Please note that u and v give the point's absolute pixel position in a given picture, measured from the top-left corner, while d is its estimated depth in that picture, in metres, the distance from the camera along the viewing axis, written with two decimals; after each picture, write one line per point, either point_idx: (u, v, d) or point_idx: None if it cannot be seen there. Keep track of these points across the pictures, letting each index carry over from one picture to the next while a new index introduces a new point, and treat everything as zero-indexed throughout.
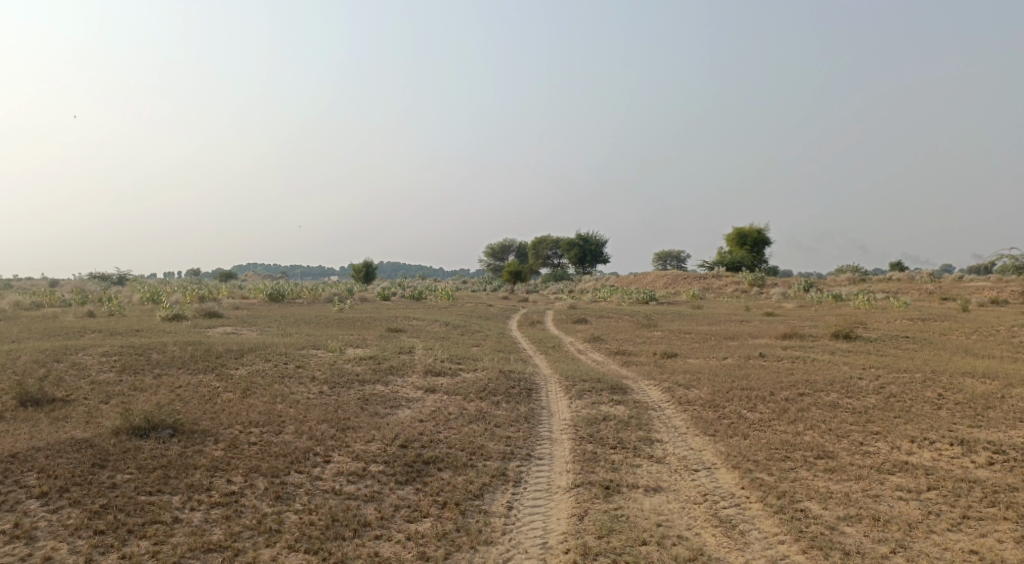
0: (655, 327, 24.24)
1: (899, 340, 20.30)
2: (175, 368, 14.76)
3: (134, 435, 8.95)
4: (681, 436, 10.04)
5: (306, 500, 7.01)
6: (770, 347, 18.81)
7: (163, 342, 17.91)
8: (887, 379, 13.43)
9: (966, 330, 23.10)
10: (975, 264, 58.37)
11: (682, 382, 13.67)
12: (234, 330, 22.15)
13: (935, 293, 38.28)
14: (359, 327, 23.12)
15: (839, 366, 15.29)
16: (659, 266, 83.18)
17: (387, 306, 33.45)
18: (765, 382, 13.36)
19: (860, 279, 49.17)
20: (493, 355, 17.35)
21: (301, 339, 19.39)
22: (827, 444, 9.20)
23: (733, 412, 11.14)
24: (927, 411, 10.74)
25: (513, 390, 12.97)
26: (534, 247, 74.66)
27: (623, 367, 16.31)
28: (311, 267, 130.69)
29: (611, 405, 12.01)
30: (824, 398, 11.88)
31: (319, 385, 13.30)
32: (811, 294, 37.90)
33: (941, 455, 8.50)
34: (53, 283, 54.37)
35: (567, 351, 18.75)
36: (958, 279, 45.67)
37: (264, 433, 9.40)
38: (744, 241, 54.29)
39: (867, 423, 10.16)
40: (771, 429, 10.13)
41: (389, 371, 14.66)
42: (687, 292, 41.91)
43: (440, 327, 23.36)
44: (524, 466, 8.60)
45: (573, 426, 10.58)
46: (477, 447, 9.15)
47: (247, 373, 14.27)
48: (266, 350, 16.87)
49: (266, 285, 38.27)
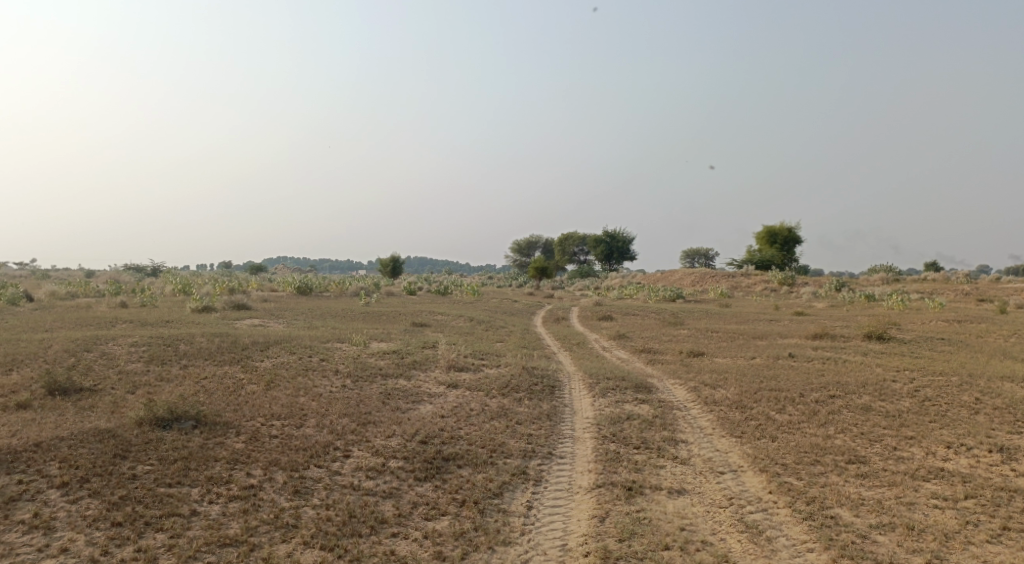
0: (682, 325, 23.91)
1: (934, 341, 19.72)
2: (202, 359, 14.92)
3: (157, 426, 9.01)
4: (706, 437, 9.81)
5: (324, 495, 6.96)
6: (800, 347, 18.39)
7: (191, 333, 18.15)
8: (922, 382, 13.01)
9: (1006, 333, 22.36)
10: (1014, 265, 56.69)
11: (709, 382, 13.40)
12: (261, 323, 22.38)
13: (973, 294, 37.22)
14: (384, 321, 23.18)
15: (872, 367, 14.88)
16: (687, 263, 82.29)
17: (413, 300, 33.56)
18: (794, 383, 13.04)
19: (895, 278, 48.05)
20: (516, 351, 17.24)
21: (326, 332, 19.49)
22: (858, 448, 8.90)
23: (761, 413, 10.87)
24: (964, 416, 10.35)
25: (536, 387, 12.85)
26: (561, 243, 74.33)
27: (649, 365, 16.09)
28: (339, 261, 131.94)
29: (636, 404, 11.82)
30: (856, 400, 11.54)
31: (342, 378, 13.31)
32: (842, 294, 37.12)
33: (979, 462, 8.16)
34: (89, 274, 55.64)
35: (591, 348, 18.55)
36: (997, 279, 44.36)
37: (285, 426, 9.40)
38: (774, 238, 53.39)
39: (901, 427, 9.82)
40: (800, 432, 9.85)
41: (412, 365, 14.63)
42: (715, 290, 41.35)
43: (465, 322, 23.32)
44: (545, 465, 8.47)
45: (596, 425, 10.41)
46: (498, 444, 9.03)
47: (271, 365, 14.36)
48: (291, 343, 16.98)
49: (294, 278, 38.66)
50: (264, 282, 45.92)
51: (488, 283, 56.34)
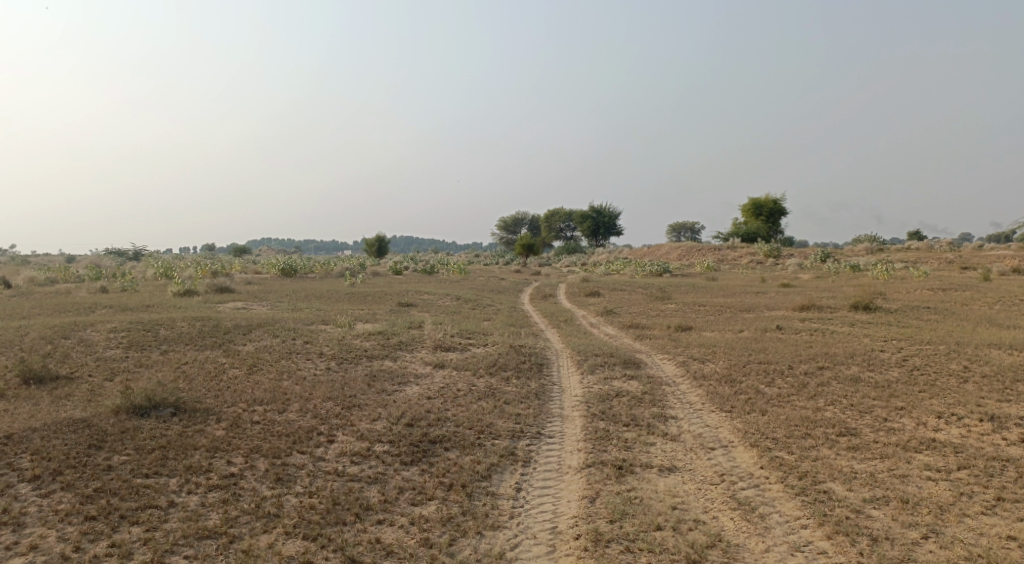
0: (670, 299, 23.85)
1: (920, 310, 19.78)
2: (183, 344, 14.63)
3: (135, 414, 8.78)
4: (696, 413, 9.72)
5: (307, 482, 6.77)
6: (787, 320, 18.37)
7: (172, 318, 17.81)
8: (909, 352, 13.00)
9: (990, 300, 22.49)
10: (996, 233, 57.14)
11: (697, 356, 13.33)
12: (244, 306, 22.05)
13: (956, 262, 37.47)
14: (370, 301, 22.92)
15: (859, 338, 14.87)
16: (673, 237, 82.32)
17: (400, 280, 33.30)
18: (782, 356, 12.98)
19: (879, 248, 48.28)
20: (504, 329, 17.07)
21: (311, 313, 19.22)
22: (849, 420, 8.83)
23: (750, 387, 10.80)
24: (953, 385, 10.32)
25: (523, 366, 12.70)
26: (547, 220, 74.02)
27: (637, 340, 16.00)
28: (324, 242, 130.98)
29: (624, 381, 11.72)
30: (844, 371, 11.49)
31: (327, 361, 13.10)
32: (827, 265, 37.24)
33: (970, 432, 8.11)
34: (70, 259, 54.79)
35: (579, 325, 18.43)
36: (979, 247, 44.70)
37: (268, 411, 9.20)
38: (760, 211, 53.42)
39: (891, 398, 9.77)
40: (790, 405, 9.77)
41: (398, 346, 14.44)
42: (701, 264, 41.34)
43: (451, 301, 23.12)
44: (534, 445, 8.33)
45: (585, 403, 10.28)
46: (486, 425, 8.88)
47: (254, 349, 14.11)
48: (275, 326, 16.71)
49: (278, 260, 38.21)
50: (248, 264, 45.39)
51: (474, 262, 56.06)
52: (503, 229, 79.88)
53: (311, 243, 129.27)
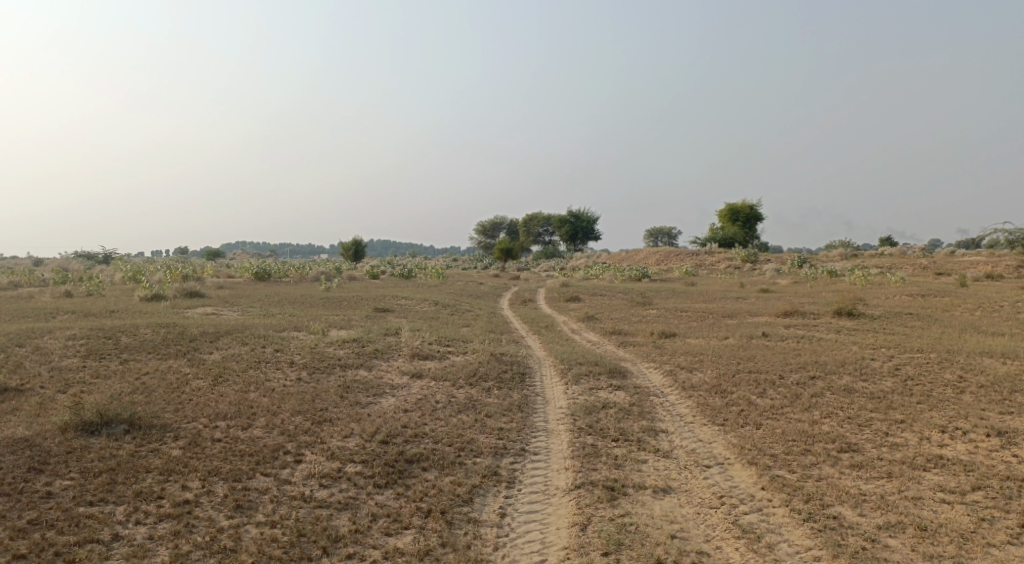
0: (651, 304, 23.51)
1: (902, 317, 19.62)
2: (145, 353, 13.83)
3: (85, 432, 8.06)
4: (687, 426, 9.24)
5: (270, 510, 6.17)
6: (771, 326, 18.03)
7: (136, 325, 16.97)
8: (900, 361, 12.68)
9: (970, 307, 22.40)
10: (965, 239, 58.01)
11: (684, 365, 12.87)
12: (214, 311, 21.21)
13: (931, 268, 37.69)
14: (345, 306, 22.25)
15: (848, 346, 14.53)
16: (650, 243, 82.31)
17: (376, 284, 32.56)
18: (772, 365, 12.59)
19: (854, 254, 48.59)
20: (483, 336, 16.49)
21: (283, 319, 18.50)
22: (848, 434, 8.43)
23: (741, 398, 10.36)
24: (951, 396, 9.98)
25: (505, 375, 12.16)
26: (525, 224, 73.63)
27: (620, 347, 15.55)
28: (301, 246, 129.37)
29: (611, 391, 11.22)
30: (837, 382, 11.10)
31: (297, 371, 12.41)
32: (805, 270, 37.27)
33: (977, 448, 7.76)
34: (36, 263, 53.16)
35: (560, 332, 17.92)
36: (952, 253, 45.15)
37: (230, 427, 8.53)
38: (737, 216, 53.62)
39: (889, 410, 9.39)
40: (785, 417, 9.35)
41: (373, 354, 13.79)
42: (680, 268, 41.18)
43: (429, 306, 22.46)
44: (518, 463, 7.79)
45: (570, 416, 9.75)
46: (466, 441, 8.31)
47: (221, 358, 13.39)
48: (244, 333, 15.95)
49: (251, 264, 37.24)
50: (222, 268, 44.32)
51: (452, 266, 55.38)
52: (481, 233, 79.44)
53: (287, 246, 127.50)
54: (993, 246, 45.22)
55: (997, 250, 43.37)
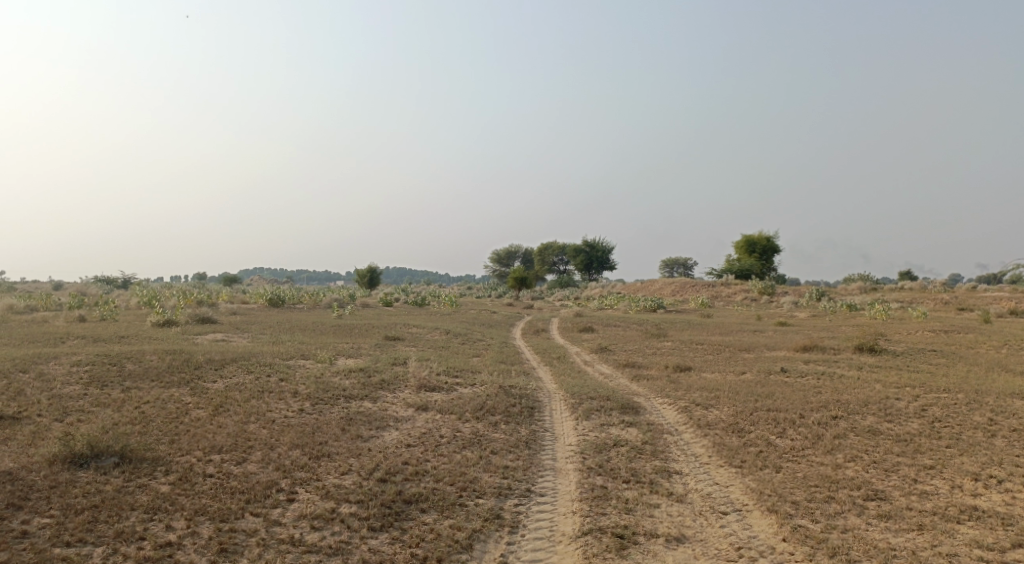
0: (666, 337, 23.03)
1: (926, 353, 19.00)
2: (148, 381, 13.58)
3: (73, 465, 7.80)
4: (703, 468, 8.79)
5: (255, 555, 5.88)
6: (790, 362, 17.49)
7: (143, 351, 16.77)
8: (927, 401, 12.13)
9: (996, 344, 21.67)
10: (987, 274, 57.03)
11: (700, 401, 12.38)
12: (224, 338, 21.02)
13: (952, 303, 36.85)
14: (355, 335, 21.99)
15: (870, 384, 13.97)
16: (665, 274, 81.68)
17: (388, 312, 32.35)
18: (791, 402, 12.09)
19: (873, 287, 47.84)
20: (493, 367, 16.12)
21: (291, 347, 18.24)
22: (875, 480, 7.94)
23: (760, 439, 9.88)
24: (982, 440, 9.45)
25: (513, 409, 11.75)
26: (540, 254, 73.43)
27: (633, 381, 15.09)
28: (317, 273, 130.04)
29: (622, 428, 10.78)
30: (861, 422, 10.58)
31: (300, 401, 12.08)
32: (823, 303, 36.60)
33: (1014, 498, 7.25)
34: (56, 286, 53.66)
35: (572, 363, 17.49)
36: (973, 288, 44.19)
37: (224, 462, 8.22)
38: (753, 248, 53.11)
39: (917, 454, 8.88)
40: (807, 460, 8.86)
41: (379, 385, 13.44)
42: (696, 300, 40.63)
43: (440, 335, 22.14)
44: (523, 506, 7.39)
45: (579, 455, 9.33)
46: (469, 480, 7.92)
47: (224, 387, 13.11)
48: (250, 361, 15.69)
49: (265, 290, 37.20)
50: (237, 293, 44.39)
51: (465, 294, 55.21)
52: (496, 262, 79.38)
53: (303, 273, 128.22)
54: (1016, 281, 44.22)
55: (1021, 285, 42.45)
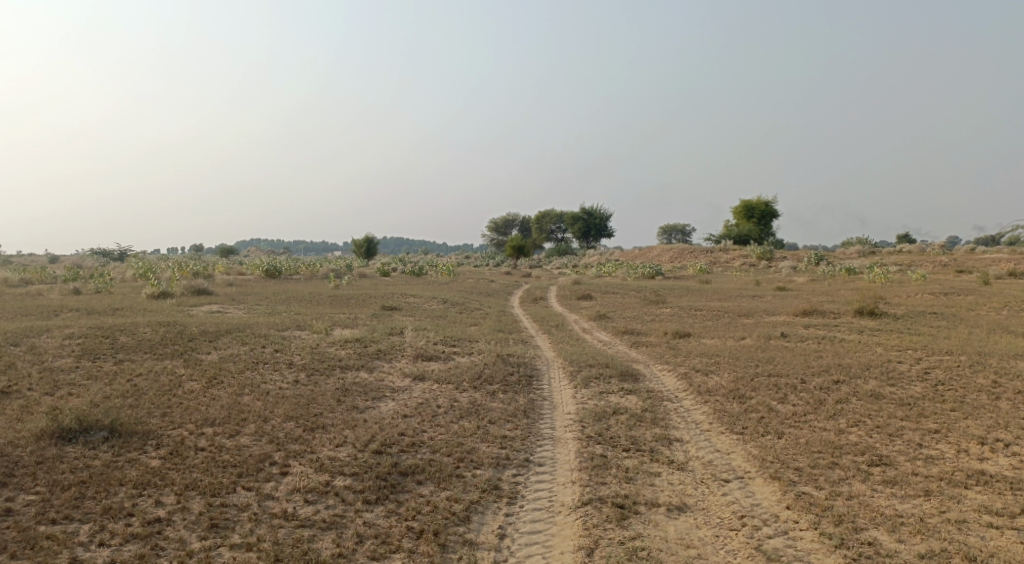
0: (665, 303, 22.87)
1: (926, 316, 18.86)
2: (141, 353, 13.41)
3: (62, 440, 7.65)
4: (704, 435, 8.65)
5: (247, 530, 5.76)
6: (790, 326, 17.36)
7: (137, 323, 16.57)
8: (929, 364, 11.99)
9: (996, 306, 21.52)
10: (986, 236, 56.80)
11: (700, 367, 12.23)
12: (219, 310, 20.83)
13: (951, 265, 36.66)
14: (353, 304, 21.81)
15: (872, 348, 13.82)
16: (664, 241, 81.34)
17: (386, 282, 32.16)
18: (792, 367, 11.94)
19: (872, 251, 47.61)
20: (491, 335, 15.96)
21: (287, 318, 18.06)
22: (879, 445, 7.81)
23: (761, 405, 9.74)
24: (987, 403, 9.31)
25: (511, 378, 11.60)
26: (538, 221, 73.02)
27: (632, 348, 14.95)
28: (315, 244, 129.57)
29: (622, 396, 10.63)
30: (863, 387, 10.44)
31: (295, 373, 11.91)
32: (822, 268, 36.42)
33: (1022, 462, 7.13)
34: (53, 260, 53.34)
35: (570, 331, 17.33)
36: (972, 250, 43.99)
37: (216, 435, 8.07)
38: (751, 213, 52.76)
39: (922, 419, 8.74)
40: (809, 426, 8.72)
41: (375, 355, 13.26)
42: (694, 266, 40.42)
43: (437, 304, 21.96)
44: (522, 476, 7.24)
45: (579, 423, 9.19)
46: (466, 451, 7.77)
47: (218, 358, 12.94)
48: (245, 332, 15.51)
49: (262, 261, 36.96)
50: (234, 265, 44.12)
51: (463, 263, 54.92)
52: (493, 230, 79.00)
53: (301, 244, 127.74)
54: (1014, 243, 44.06)
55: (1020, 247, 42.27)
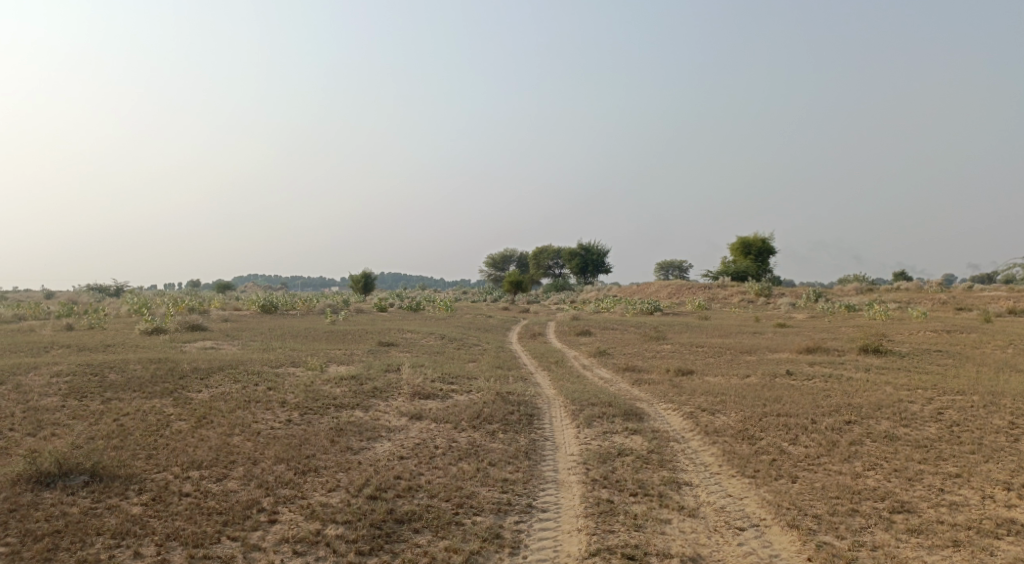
0: (665, 339, 22.57)
1: (931, 354, 18.57)
2: (129, 391, 13.01)
3: (39, 485, 7.27)
4: (714, 478, 8.28)
5: None
6: (794, 363, 17.04)
7: (127, 360, 16.17)
8: (941, 403, 11.65)
9: (1001, 344, 21.25)
10: (982, 273, 56.90)
11: (706, 406, 11.86)
12: (212, 346, 20.42)
13: (950, 303, 36.48)
14: (349, 341, 21.44)
15: (880, 386, 13.50)
16: (661, 277, 81.25)
17: (383, 318, 31.84)
18: (801, 407, 11.58)
19: (870, 288, 47.52)
20: (490, 372, 15.61)
21: (281, 354, 17.68)
22: (899, 490, 7.45)
23: (772, 446, 9.37)
24: (1006, 446, 8.96)
25: (511, 417, 11.23)
26: (536, 257, 72.98)
27: (634, 386, 14.60)
28: (312, 279, 129.37)
29: (626, 436, 10.26)
30: (876, 427, 10.10)
31: (288, 412, 11.52)
32: (821, 305, 36.24)
33: None
34: (48, 295, 52.93)
35: (570, 368, 16.96)
36: (970, 287, 43.95)
37: (202, 479, 7.68)
38: (749, 250, 52.79)
39: (940, 461, 8.39)
40: (824, 469, 8.36)
41: (371, 393, 12.88)
42: (693, 302, 40.18)
43: (435, 341, 21.60)
44: (525, 523, 6.86)
45: (582, 465, 8.81)
46: (466, 495, 7.39)
47: (209, 397, 12.54)
48: (237, 369, 15.12)
49: (258, 296, 36.64)
50: (230, 300, 43.73)
51: (461, 298, 54.65)
52: (491, 266, 78.93)
53: (298, 279, 127.49)
54: (1010, 281, 44.08)
55: (1017, 284, 42.23)
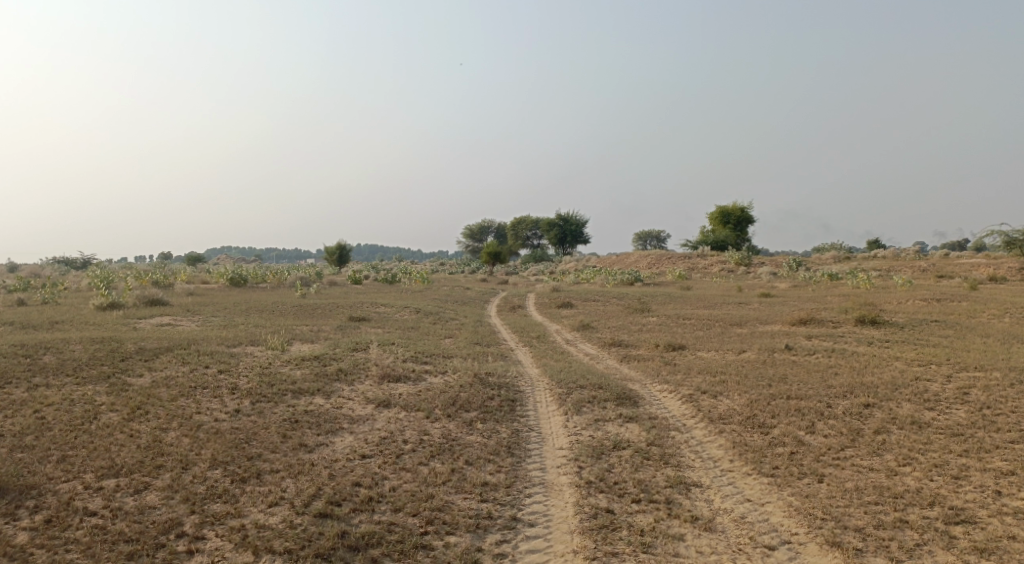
0: (650, 311, 21.45)
1: (928, 324, 17.64)
2: (62, 377, 11.53)
3: None
4: (727, 478, 7.11)
5: None
6: (791, 337, 15.97)
7: (67, 340, 14.58)
8: (963, 382, 10.62)
9: (996, 313, 20.43)
10: (955, 241, 56.64)
11: (706, 388, 10.70)
12: (170, 323, 18.85)
13: (931, 270, 35.84)
14: (318, 316, 19.98)
15: (889, 363, 12.47)
16: (639, 247, 80.26)
17: (357, 290, 30.31)
18: (811, 387, 10.47)
19: (849, 256, 46.79)
20: (467, 349, 14.35)
21: (241, 332, 16.20)
22: (949, 491, 6.38)
23: (788, 436, 8.23)
24: None
25: (491, 403, 9.97)
26: (514, 227, 71.36)
27: (623, 363, 13.43)
28: (287, 251, 126.74)
29: (621, 425, 9.07)
30: (900, 412, 9.02)
31: (238, 400, 10.13)
32: (804, 274, 35.37)
33: None
34: (10, 269, 50.55)
35: (553, 343, 15.74)
36: (949, 255, 43.36)
37: (117, 491, 6.35)
38: (728, 219, 51.87)
39: (985, 454, 7.31)
40: (854, 465, 7.23)
41: (335, 376, 11.53)
42: (674, 271, 39.17)
43: (410, 315, 20.22)
44: (509, 545, 5.71)
45: (574, 464, 7.57)
46: (438, 506, 6.18)
47: (150, 383, 11.12)
48: (189, 350, 13.64)
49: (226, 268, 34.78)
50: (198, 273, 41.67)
51: (441, 271, 53.01)
52: (469, 237, 77.26)
53: (274, 252, 124.93)
54: (984, 248, 43.76)
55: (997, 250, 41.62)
